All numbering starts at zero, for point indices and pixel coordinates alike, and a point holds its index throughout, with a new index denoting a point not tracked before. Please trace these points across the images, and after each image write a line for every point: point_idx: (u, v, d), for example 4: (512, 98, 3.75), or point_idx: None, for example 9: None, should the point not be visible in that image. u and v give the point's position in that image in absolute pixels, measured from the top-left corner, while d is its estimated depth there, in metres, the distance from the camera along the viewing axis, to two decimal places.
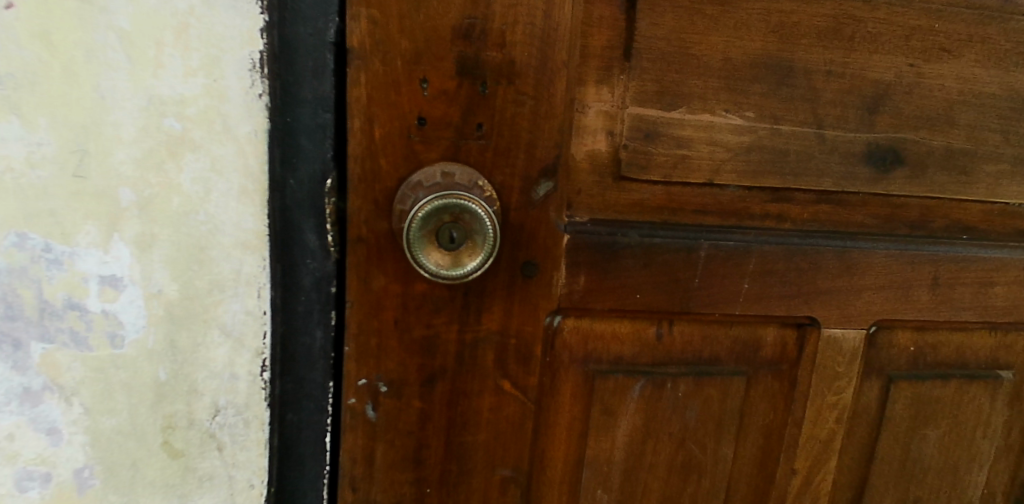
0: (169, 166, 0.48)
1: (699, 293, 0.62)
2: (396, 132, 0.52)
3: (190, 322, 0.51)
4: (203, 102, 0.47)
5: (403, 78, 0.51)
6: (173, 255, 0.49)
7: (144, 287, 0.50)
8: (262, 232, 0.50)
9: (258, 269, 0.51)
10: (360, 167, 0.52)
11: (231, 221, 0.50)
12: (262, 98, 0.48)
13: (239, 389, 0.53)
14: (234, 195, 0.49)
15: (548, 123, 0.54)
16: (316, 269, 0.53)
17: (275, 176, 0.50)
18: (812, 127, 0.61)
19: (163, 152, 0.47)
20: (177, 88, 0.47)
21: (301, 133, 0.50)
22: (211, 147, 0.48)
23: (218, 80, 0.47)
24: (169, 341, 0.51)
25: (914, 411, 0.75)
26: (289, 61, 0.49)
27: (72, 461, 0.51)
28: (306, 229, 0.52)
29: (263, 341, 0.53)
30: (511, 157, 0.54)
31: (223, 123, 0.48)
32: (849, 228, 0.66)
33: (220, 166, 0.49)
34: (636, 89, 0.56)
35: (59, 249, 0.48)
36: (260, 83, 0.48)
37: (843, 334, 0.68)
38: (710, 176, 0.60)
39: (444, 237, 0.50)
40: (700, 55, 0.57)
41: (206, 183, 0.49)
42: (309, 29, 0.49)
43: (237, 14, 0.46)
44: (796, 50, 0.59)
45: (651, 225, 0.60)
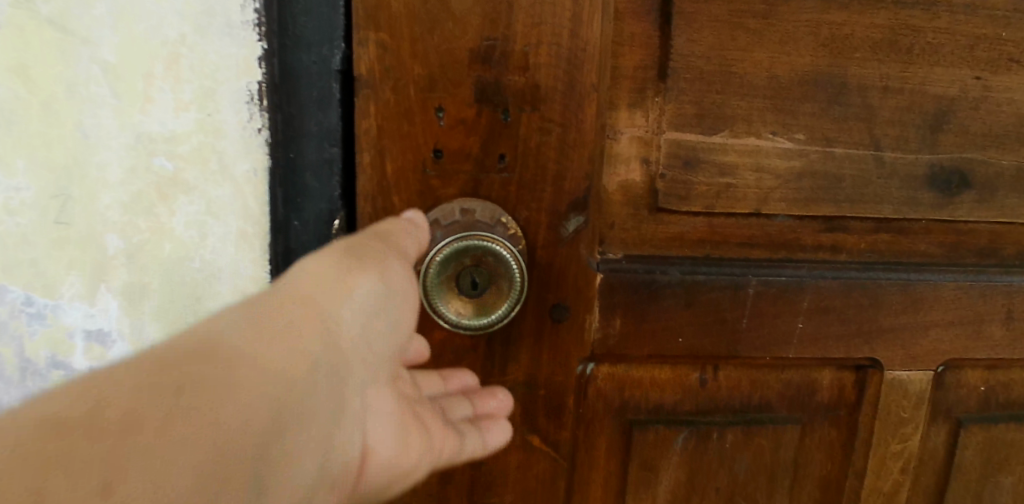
0: (159, 210, 0.44)
1: (748, 335, 0.55)
2: (409, 166, 0.47)
3: None
4: (197, 138, 0.43)
5: (416, 107, 0.46)
6: (167, 306, 0.45)
7: (135, 342, 0.46)
8: (262, 280, 0.45)
9: None
10: (371, 205, 0.47)
11: (228, 268, 0.45)
12: (262, 133, 0.43)
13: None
14: (232, 239, 0.45)
15: (578, 152, 0.49)
16: None
17: (277, 218, 0.45)
18: (869, 149, 0.56)
19: (153, 194, 0.43)
20: (168, 124, 0.42)
21: (306, 169, 0.45)
22: (206, 188, 0.44)
23: (212, 114, 0.43)
24: None
25: (987, 458, 0.67)
26: (291, 92, 0.44)
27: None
28: None
29: None
30: (537, 191, 0.49)
31: (219, 161, 0.43)
32: (909, 259, 0.60)
33: (216, 208, 0.44)
34: (674, 111, 0.51)
35: (41, 302, 0.44)
36: (259, 116, 0.43)
37: (910, 377, 0.61)
38: (757, 205, 0.54)
39: (465, 284, 0.46)
40: (744, 73, 0.52)
41: (201, 226, 0.44)
42: (312, 55, 0.44)
43: (232, 41, 0.42)
44: (849, 65, 0.54)
45: (693, 261, 0.54)
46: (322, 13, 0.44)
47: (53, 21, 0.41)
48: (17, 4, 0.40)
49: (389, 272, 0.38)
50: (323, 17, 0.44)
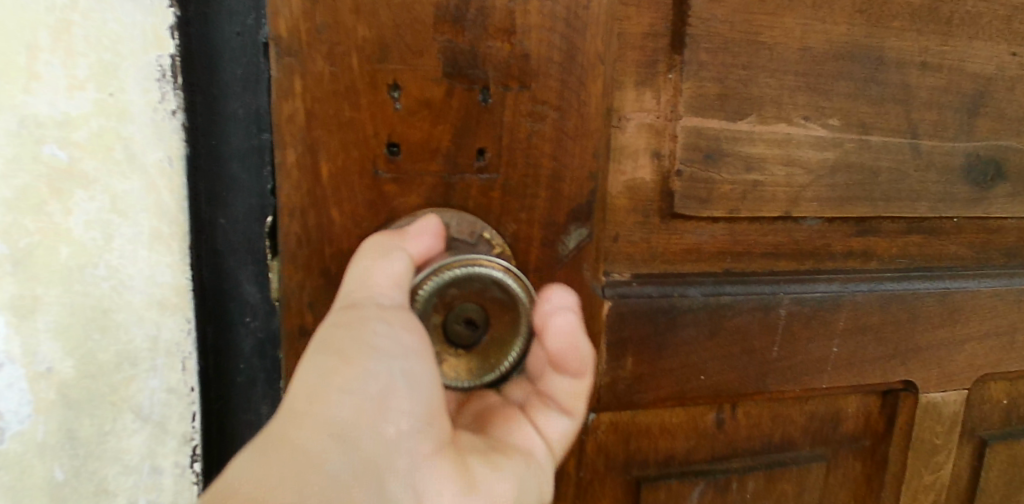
0: (52, 207, 0.31)
1: (778, 366, 0.45)
2: (354, 167, 0.33)
3: (95, 409, 0.34)
4: (96, 123, 0.31)
5: (363, 84, 0.33)
6: (67, 323, 0.33)
7: (29, 366, 0.32)
8: (184, 287, 0.34)
9: (184, 335, 0.34)
10: (300, 224, 0.33)
11: (144, 276, 0.33)
12: (177, 116, 0.33)
13: (164, 486, 0.35)
14: (146, 243, 0.33)
15: (579, 144, 0.37)
16: (261, 330, 0.37)
17: (199, 215, 0.34)
18: (906, 137, 0.47)
19: (37, 185, 0.31)
20: (59, 104, 0.31)
21: (233, 155, 0.35)
22: (111, 182, 0.32)
23: (114, 94, 0.31)
24: (67, 433, 0.33)
25: (1011, 478, 0.60)
26: (210, 71, 0.34)
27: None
28: (245, 282, 0.36)
29: (193, 423, 0.35)
30: (528, 196, 0.37)
31: (125, 149, 0.32)
32: (940, 263, 0.52)
33: (124, 205, 0.32)
34: (693, 91, 0.40)
35: None
36: (173, 95, 0.32)
37: (944, 398, 0.53)
38: (787, 206, 0.44)
39: (456, 330, 0.33)
40: (773, 43, 0.41)
41: (106, 228, 0.32)
42: (235, 27, 0.34)
43: (136, 8, 0.31)
44: (887, 36, 0.45)
45: (714, 279, 0.43)
46: None
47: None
48: None
49: (375, 323, 0.29)
50: None
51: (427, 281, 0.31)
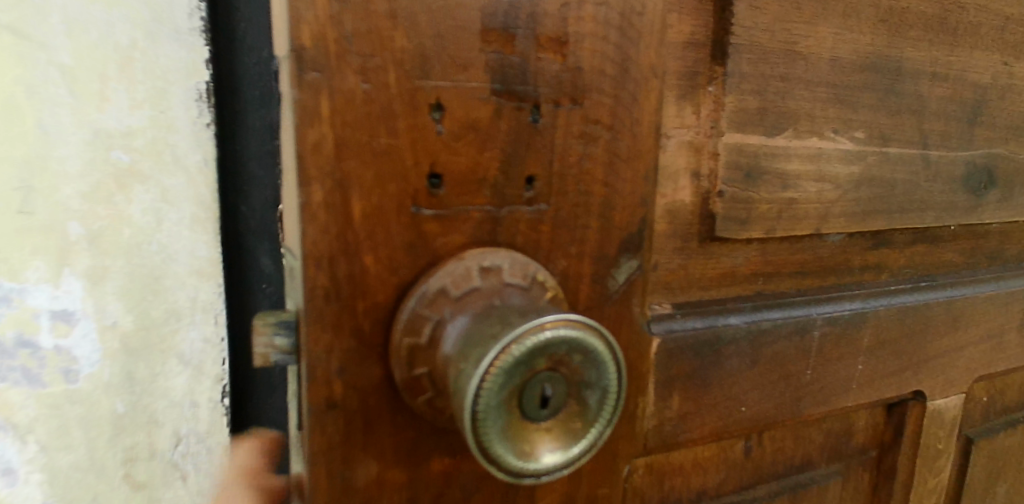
0: (118, 199, 0.42)
1: (810, 389, 0.44)
2: (391, 204, 0.28)
3: (147, 355, 0.45)
4: (150, 133, 0.42)
5: (402, 106, 0.27)
6: (127, 285, 0.44)
7: (98, 321, 0.43)
8: (217, 259, 0.46)
9: (214, 296, 0.46)
10: (328, 274, 0.27)
11: (185, 250, 0.45)
12: (210, 128, 0.44)
13: (201, 417, 0.47)
14: (186, 224, 0.44)
15: (630, 167, 0.33)
16: (273, 293, 0.49)
17: (225, 203, 0.46)
18: (918, 147, 0.46)
19: (109, 183, 0.42)
20: (123, 120, 0.42)
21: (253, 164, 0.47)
22: (161, 178, 0.43)
23: (164, 112, 0.43)
24: (126, 373, 0.45)
25: (991, 470, 0.62)
26: (231, 91, 0.45)
27: (30, 499, 0.45)
28: (260, 253, 0.48)
29: (223, 366, 0.47)
30: (578, 228, 0.32)
31: (172, 154, 0.43)
32: (940, 270, 0.52)
33: (171, 197, 0.44)
34: (734, 105, 0.37)
35: (6, 287, 0.42)
36: (207, 112, 0.44)
37: (947, 403, 0.53)
38: (818, 224, 0.42)
39: (533, 399, 0.25)
40: (808, 53, 0.39)
41: (157, 213, 0.43)
42: (253, 58, 0.46)
43: (179, 46, 0.43)
44: (904, 46, 0.44)
45: (751, 304, 0.41)
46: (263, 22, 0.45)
47: (10, 26, 0.39)
48: None
49: None
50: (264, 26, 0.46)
51: (531, 334, 0.24)
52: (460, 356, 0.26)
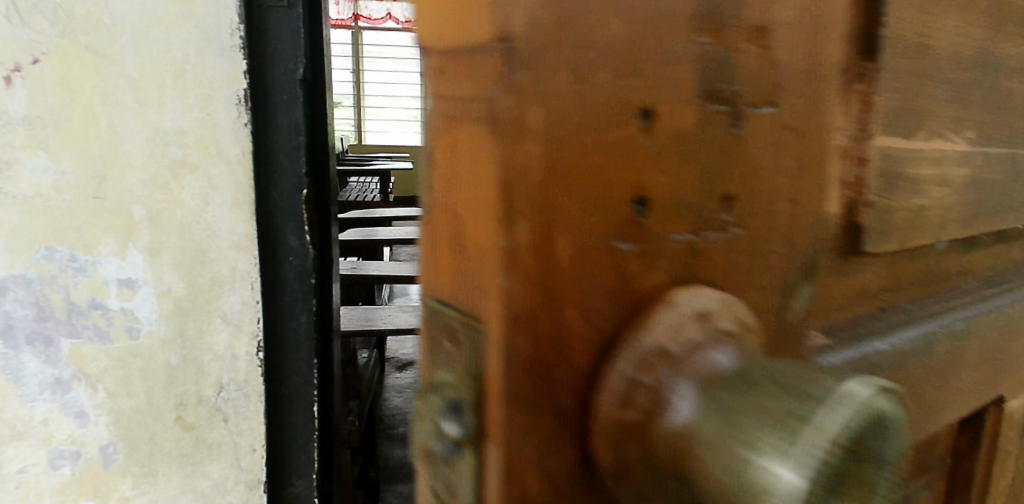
0: (172, 185, 0.65)
1: (927, 405, 0.41)
2: (596, 241, 0.22)
3: (197, 315, 0.68)
4: (199, 132, 0.64)
5: (615, 111, 0.22)
6: (179, 257, 0.66)
7: (157, 287, 0.67)
8: (251, 235, 0.67)
9: (251, 266, 0.68)
10: (527, 337, 0.21)
11: (227, 228, 0.66)
12: (247, 126, 0.65)
13: (239, 369, 0.70)
14: (227, 205, 0.66)
15: (805, 179, 0.29)
16: (299, 265, 0.71)
17: (260, 188, 0.68)
18: (1010, 147, 0.44)
19: (165, 172, 0.64)
20: (179, 121, 0.64)
21: (280, 149, 0.68)
22: (208, 168, 0.65)
23: (210, 114, 0.64)
24: (179, 330, 0.68)
25: None
26: (264, 99, 0.67)
27: (100, 439, 0.68)
28: (288, 231, 0.70)
29: (257, 324, 0.69)
30: (759, 254, 0.28)
31: (217, 148, 0.65)
32: (1014, 270, 0.50)
33: (216, 183, 0.65)
34: (885, 107, 0.33)
35: (83, 258, 0.65)
36: (244, 114, 0.65)
37: (1016, 404, 0.52)
38: (938, 232, 0.39)
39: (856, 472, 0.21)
40: (938, 50, 0.36)
41: (204, 197, 0.65)
42: (282, 69, 0.67)
43: (223, 61, 0.63)
44: (1006, 41, 0.41)
45: (881, 322, 0.38)
46: (287, 40, 0.67)
47: (87, 45, 0.61)
48: (62, 37, 0.61)
49: None
50: (289, 41, 0.67)
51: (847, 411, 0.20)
52: (737, 435, 0.21)
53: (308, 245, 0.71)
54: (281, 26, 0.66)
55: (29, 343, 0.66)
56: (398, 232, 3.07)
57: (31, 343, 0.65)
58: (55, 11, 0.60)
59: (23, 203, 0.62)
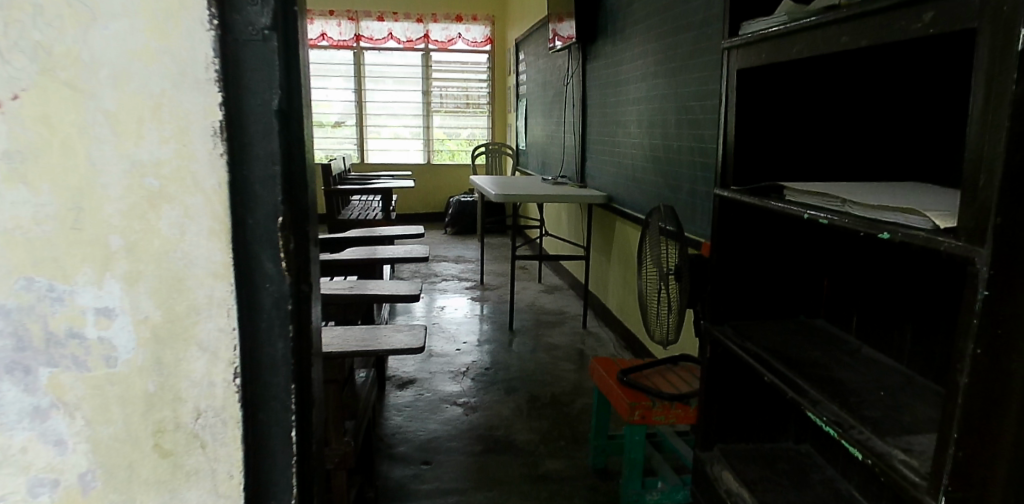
0: (150, 215, 0.66)
1: None
2: None
3: (173, 342, 0.68)
4: (175, 163, 0.65)
5: None
6: (157, 285, 0.67)
7: (134, 315, 0.67)
8: (227, 262, 0.68)
9: (227, 293, 0.69)
10: None
11: (203, 256, 0.67)
12: (222, 157, 0.66)
13: (216, 395, 0.70)
14: (204, 234, 0.67)
15: None
16: (275, 291, 0.71)
17: (236, 216, 0.68)
18: None
19: (142, 203, 0.65)
20: (155, 152, 0.65)
21: (257, 179, 0.68)
22: (184, 198, 0.66)
23: (187, 146, 0.65)
24: (156, 358, 0.68)
25: None
26: (241, 130, 0.67)
27: (78, 467, 0.69)
28: (265, 259, 0.70)
29: (233, 351, 0.70)
30: None
31: (192, 179, 0.66)
32: None
33: (191, 213, 0.66)
34: None
35: (60, 288, 0.66)
36: (219, 145, 0.66)
37: None
38: None
39: None
40: None
41: (180, 226, 0.66)
42: (258, 100, 0.68)
43: (199, 94, 0.65)
44: None
45: None
46: (264, 72, 0.68)
47: (66, 81, 0.63)
48: (41, 74, 0.63)
49: None
50: (264, 72, 0.68)
51: None
52: None
53: (285, 272, 0.71)
54: (259, 58, 0.67)
55: (8, 372, 0.67)
56: (397, 251, 3.09)
57: (10, 371, 0.67)
58: (34, 48, 0.62)
59: (6, 235, 0.65)
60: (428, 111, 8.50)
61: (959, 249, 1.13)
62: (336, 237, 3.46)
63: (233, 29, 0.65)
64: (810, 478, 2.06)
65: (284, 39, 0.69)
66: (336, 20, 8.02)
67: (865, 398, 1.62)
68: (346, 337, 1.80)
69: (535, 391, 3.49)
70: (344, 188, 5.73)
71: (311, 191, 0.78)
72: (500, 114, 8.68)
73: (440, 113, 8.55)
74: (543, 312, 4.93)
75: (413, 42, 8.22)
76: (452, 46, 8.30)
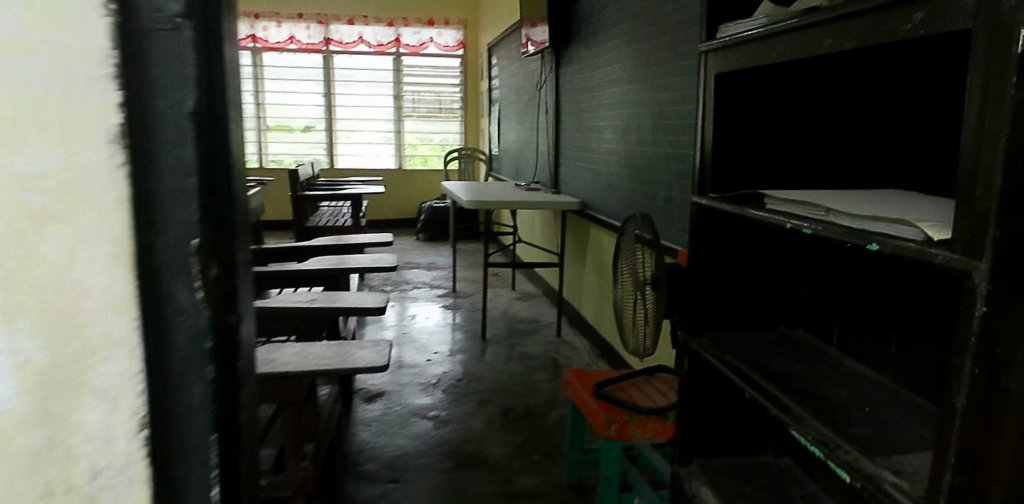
0: (30, 236, 0.46)
1: None
2: None
3: (61, 389, 0.48)
4: (63, 174, 0.47)
5: None
6: (41, 324, 0.47)
7: (9, 359, 0.46)
8: (130, 293, 0.51)
9: (130, 330, 0.51)
10: None
11: (101, 287, 0.49)
12: (123, 167, 0.49)
13: (119, 452, 0.52)
14: (100, 260, 0.49)
15: None
16: (190, 325, 0.56)
17: (141, 240, 0.51)
18: None
19: (18, 221, 0.45)
20: (35, 159, 0.46)
21: (167, 194, 0.52)
22: (75, 216, 0.47)
23: (78, 152, 0.47)
24: (41, 408, 0.48)
25: None
26: (146, 135, 0.51)
27: None
28: (177, 289, 0.54)
29: (139, 397, 0.53)
30: None
31: (87, 193, 0.48)
32: None
33: (85, 234, 0.48)
34: None
35: None
36: (119, 153, 0.49)
37: None
38: None
39: None
40: None
41: (71, 250, 0.47)
42: (168, 101, 0.52)
43: (94, 89, 0.47)
44: None
45: None
46: (175, 66, 0.52)
47: None
48: None
49: None
50: (177, 67, 0.52)
51: None
52: None
53: (202, 302, 0.56)
54: (171, 53, 0.52)
55: None
56: (364, 260, 2.98)
57: None
58: None
59: None
60: (399, 115, 8.38)
61: (955, 262, 1.07)
62: (302, 245, 3.34)
63: (137, 11, 0.49)
64: (791, 494, 2.00)
65: (198, 28, 0.54)
66: (304, 23, 7.87)
67: (851, 414, 1.55)
68: (307, 355, 1.69)
69: (508, 403, 3.39)
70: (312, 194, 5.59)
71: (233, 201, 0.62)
72: (472, 119, 8.59)
73: (412, 118, 8.43)
74: (516, 320, 4.84)
75: (384, 46, 8.10)
76: (423, 50, 8.20)
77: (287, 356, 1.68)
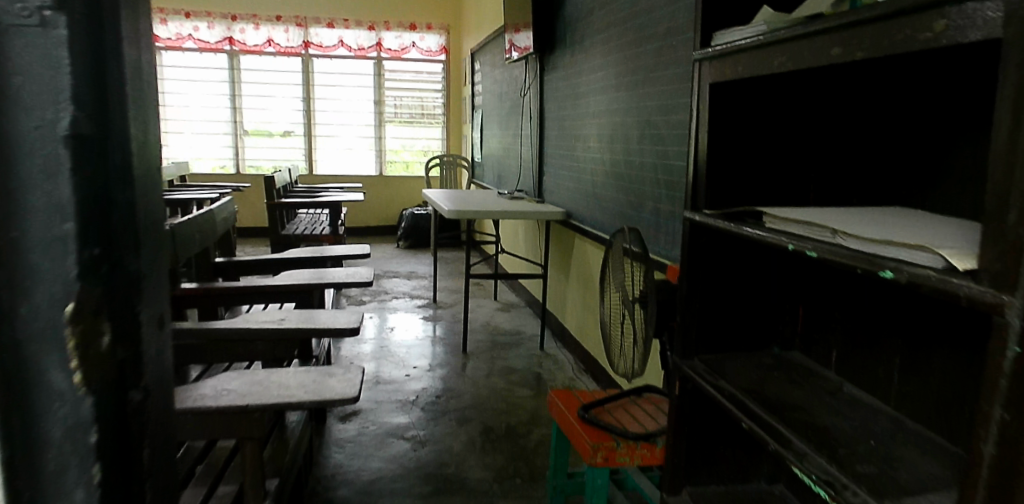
0: None
1: None
2: None
3: None
4: None
5: None
6: None
7: None
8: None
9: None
10: None
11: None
12: None
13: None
14: None
15: None
16: (58, 355, 0.55)
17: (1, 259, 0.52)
18: None
19: None
20: None
21: (35, 215, 0.53)
22: None
23: None
24: None
25: None
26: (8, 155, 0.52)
27: None
28: (40, 311, 0.54)
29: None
30: None
31: None
32: None
33: None
34: None
35: None
36: None
37: None
38: None
39: None
40: None
41: None
42: (34, 122, 0.52)
43: None
44: None
45: None
46: (44, 86, 0.51)
47: None
48: None
49: None
50: (47, 88, 0.52)
51: None
52: None
53: (69, 331, 0.54)
54: (35, 70, 0.51)
55: None
56: (340, 273, 2.84)
57: None
58: None
59: None
60: (380, 121, 8.23)
61: (981, 295, 0.97)
62: (274, 257, 3.19)
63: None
64: None
65: (81, 50, 0.52)
66: (283, 25, 7.71)
67: (855, 449, 1.45)
68: (270, 386, 1.55)
69: (489, 422, 3.26)
70: (288, 201, 5.42)
71: (150, 224, 0.61)
72: (455, 124, 8.46)
73: (393, 123, 8.28)
74: (498, 332, 4.71)
75: (365, 50, 7.96)
76: (405, 54, 8.06)
77: (248, 388, 1.53)
